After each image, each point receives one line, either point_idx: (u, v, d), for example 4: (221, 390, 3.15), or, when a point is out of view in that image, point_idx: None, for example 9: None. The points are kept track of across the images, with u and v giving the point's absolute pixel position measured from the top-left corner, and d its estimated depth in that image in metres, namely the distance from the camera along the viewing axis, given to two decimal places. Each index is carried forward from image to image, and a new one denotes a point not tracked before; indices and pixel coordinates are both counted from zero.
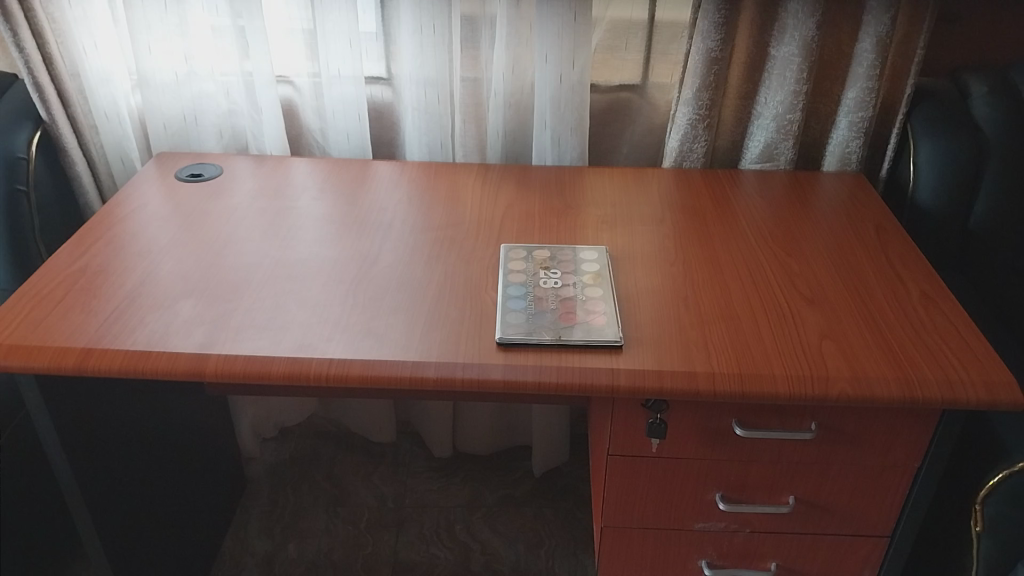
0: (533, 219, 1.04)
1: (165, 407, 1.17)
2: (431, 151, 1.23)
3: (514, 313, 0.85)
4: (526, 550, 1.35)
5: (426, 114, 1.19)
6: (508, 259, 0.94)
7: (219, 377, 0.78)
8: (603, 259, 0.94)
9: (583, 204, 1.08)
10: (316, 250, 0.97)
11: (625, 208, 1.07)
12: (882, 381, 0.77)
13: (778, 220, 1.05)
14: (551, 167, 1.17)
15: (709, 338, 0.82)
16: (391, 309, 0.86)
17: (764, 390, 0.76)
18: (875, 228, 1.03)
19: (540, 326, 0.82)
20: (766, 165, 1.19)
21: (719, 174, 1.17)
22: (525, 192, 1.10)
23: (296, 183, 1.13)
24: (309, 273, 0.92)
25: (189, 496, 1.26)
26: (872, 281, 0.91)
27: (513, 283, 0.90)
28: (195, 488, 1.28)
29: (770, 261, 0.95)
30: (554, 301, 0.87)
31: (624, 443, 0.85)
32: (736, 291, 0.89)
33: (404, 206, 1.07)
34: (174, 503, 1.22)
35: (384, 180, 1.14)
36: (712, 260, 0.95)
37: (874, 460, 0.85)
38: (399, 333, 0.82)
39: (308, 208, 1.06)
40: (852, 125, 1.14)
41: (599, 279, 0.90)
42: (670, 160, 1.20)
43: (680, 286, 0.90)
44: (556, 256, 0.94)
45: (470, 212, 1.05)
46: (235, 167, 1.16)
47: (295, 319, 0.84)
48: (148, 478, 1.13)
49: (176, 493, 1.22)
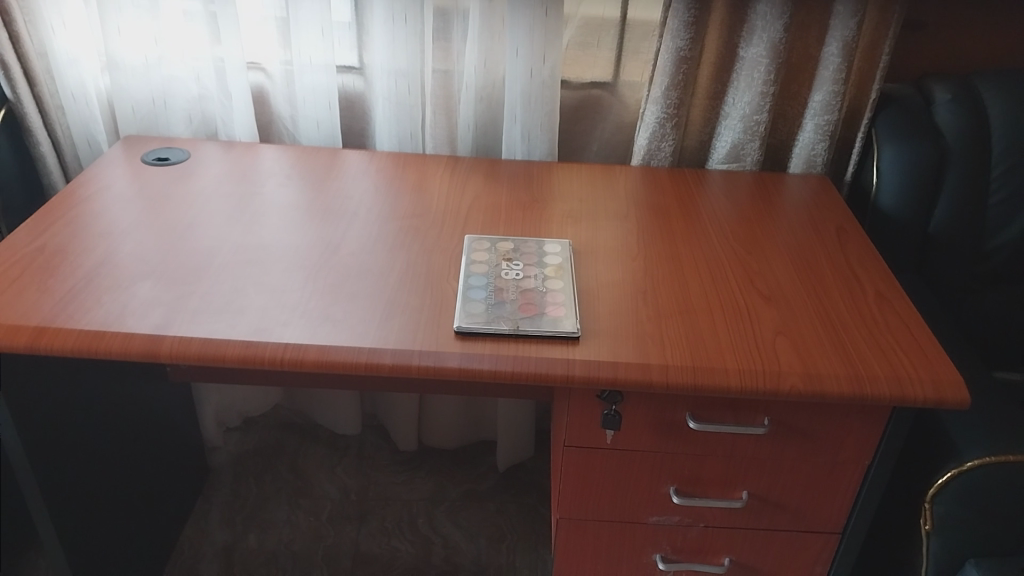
0: (498, 211, 1.04)
1: (126, 393, 1.16)
2: (401, 142, 1.23)
3: (475, 303, 0.85)
4: (487, 545, 1.36)
5: (397, 105, 1.19)
6: (471, 250, 0.94)
7: (173, 359, 0.78)
8: (565, 252, 0.94)
9: (549, 198, 1.08)
10: (279, 236, 0.97)
11: (591, 204, 1.08)
12: (831, 377, 0.78)
13: (742, 220, 1.06)
14: (520, 162, 1.18)
15: (665, 331, 0.83)
16: (351, 296, 0.86)
17: (715, 384, 0.77)
18: (836, 229, 1.04)
19: (500, 317, 0.83)
20: (732, 165, 1.20)
21: (687, 173, 1.18)
22: (492, 186, 1.11)
23: (264, 169, 1.13)
24: (272, 258, 0.92)
25: (148, 484, 1.26)
26: (829, 279, 0.93)
27: (474, 274, 0.90)
28: (156, 476, 1.28)
29: (731, 257, 0.96)
30: (514, 292, 0.87)
31: (579, 435, 0.86)
32: (694, 286, 0.90)
33: (371, 196, 1.07)
34: (132, 492, 1.21)
35: (352, 171, 1.14)
36: (672, 255, 0.96)
37: (825, 457, 0.87)
38: (357, 319, 0.83)
39: (274, 195, 1.06)
40: (818, 128, 1.16)
41: (560, 272, 0.91)
42: (638, 158, 1.21)
43: (639, 280, 0.91)
44: (518, 247, 0.95)
45: (436, 203, 1.06)
46: (202, 153, 1.16)
47: (256, 302, 0.84)
48: (105, 464, 1.12)
49: (134, 479, 1.21)
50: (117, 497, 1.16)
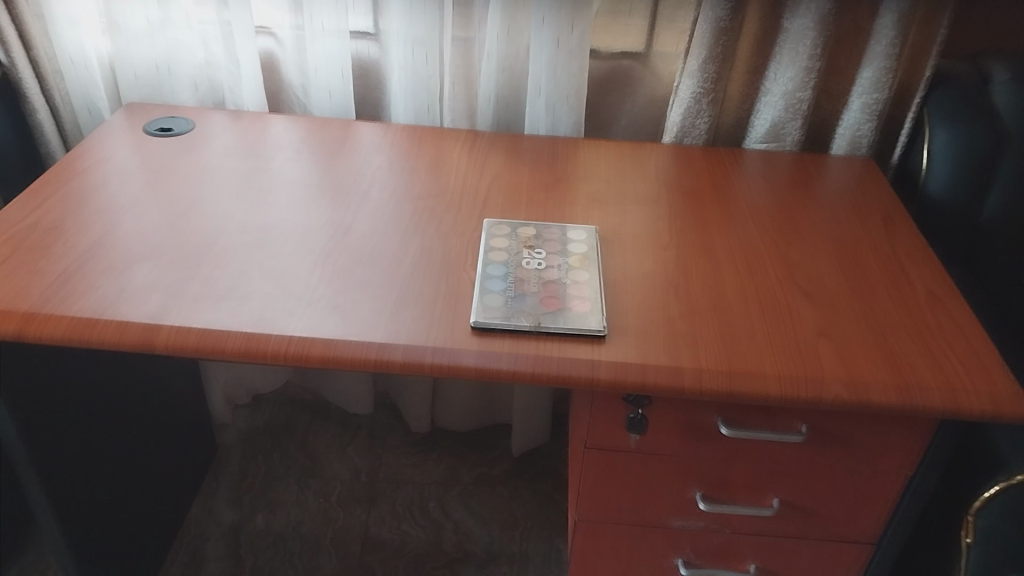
0: (520, 192, 0.98)
1: (131, 373, 1.12)
2: (417, 115, 1.16)
3: (494, 295, 0.79)
4: (499, 532, 1.32)
5: (413, 75, 1.12)
6: (490, 236, 0.88)
7: (169, 351, 0.73)
8: (590, 240, 0.88)
9: (575, 179, 1.02)
10: (286, 215, 0.91)
11: (619, 186, 1.01)
12: (879, 385, 0.71)
13: (779, 207, 0.99)
14: (543, 138, 1.12)
15: (698, 329, 0.76)
16: (361, 284, 0.80)
17: (752, 391, 0.71)
18: (883, 219, 0.97)
19: (520, 312, 0.77)
20: (771, 146, 1.13)
21: (721, 152, 1.12)
22: (514, 165, 1.04)
23: (273, 141, 1.08)
24: (279, 240, 0.87)
25: (154, 461, 1.22)
26: (876, 275, 0.85)
27: (493, 262, 0.84)
28: (161, 453, 1.25)
29: (767, 248, 0.89)
30: (536, 284, 0.81)
31: (602, 438, 0.80)
32: (729, 280, 0.83)
33: (385, 173, 1.01)
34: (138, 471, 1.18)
35: (365, 147, 1.08)
36: (704, 246, 0.89)
37: (865, 467, 0.80)
38: (366, 311, 0.77)
39: (282, 170, 1.00)
40: (866, 107, 1.08)
41: (585, 263, 0.85)
42: (670, 135, 1.14)
43: (670, 273, 0.84)
44: (541, 234, 0.89)
45: (453, 182, 1.00)
46: (207, 123, 1.10)
47: (260, 289, 0.79)
48: (107, 442, 1.09)
49: (137, 457, 1.17)
50: (120, 474, 1.13)
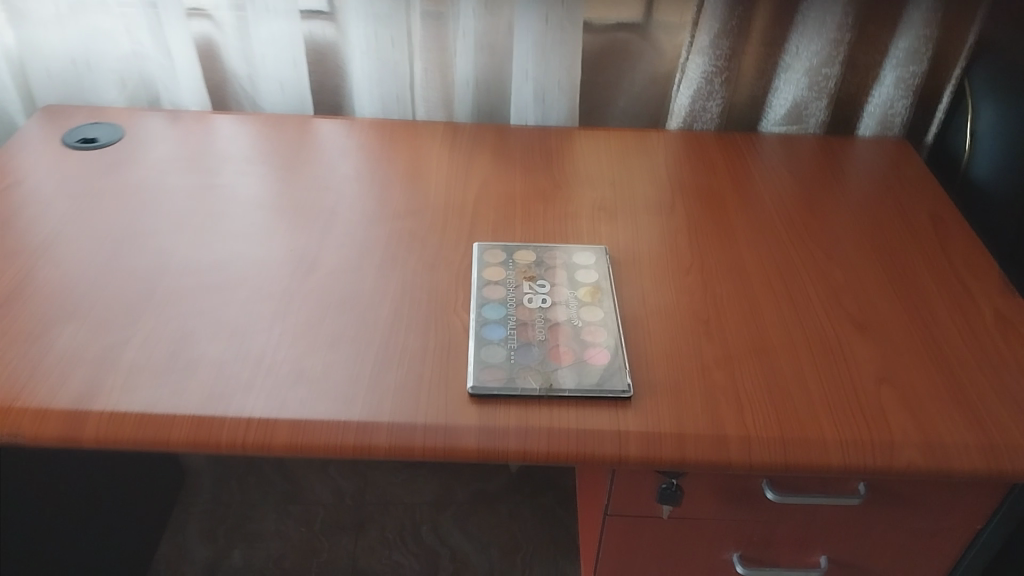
0: (513, 203, 0.84)
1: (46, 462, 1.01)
2: (386, 106, 1.01)
3: (494, 346, 0.66)
4: (500, 557, 1.21)
5: (377, 61, 0.97)
6: (484, 265, 0.74)
7: (99, 444, 0.60)
8: (601, 267, 0.75)
9: (575, 183, 0.88)
10: (238, 247, 0.76)
11: (626, 191, 0.87)
12: (958, 447, 0.60)
13: (812, 209, 0.87)
14: (533, 130, 0.98)
15: (739, 382, 0.65)
16: (333, 340, 0.67)
17: (811, 462, 0.60)
18: (931, 220, 0.85)
19: (527, 369, 0.64)
20: (792, 128, 1.00)
21: (737, 138, 0.98)
22: (504, 167, 0.91)
23: (220, 147, 0.92)
24: (231, 284, 0.72)
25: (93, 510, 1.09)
26: (935, 298, 0.74)
27: (489, 301, 0.70)
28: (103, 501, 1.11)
29: (806, 267, 0.77)
30: (542, 329, 0.68)
31: (627, 506, 0.68)
32: (767, 314, 0.72)
33: (354, 184, 0.86)
34: (69, 513, 1.05)
35: (329, 150, 0.92)
36: (734, 268, 0.77)
37: (929, 523, 0.69)
38: (340, 377, 0.63)
39: (233, 186, 0.85)
40: (900, 82, 0.95)
41: (597, 297, 0.72)
42: (677, 120, 1.01)
43: (698, 305, 0.72)
44: (542, 259, 0.75)
45: (433, 194, 0.86)
46: (141, 129, 0.94)
47: (208, 355, 0.65)
48: (16, 493, 0.95)
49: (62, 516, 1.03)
50: (42, 537, 1.00)
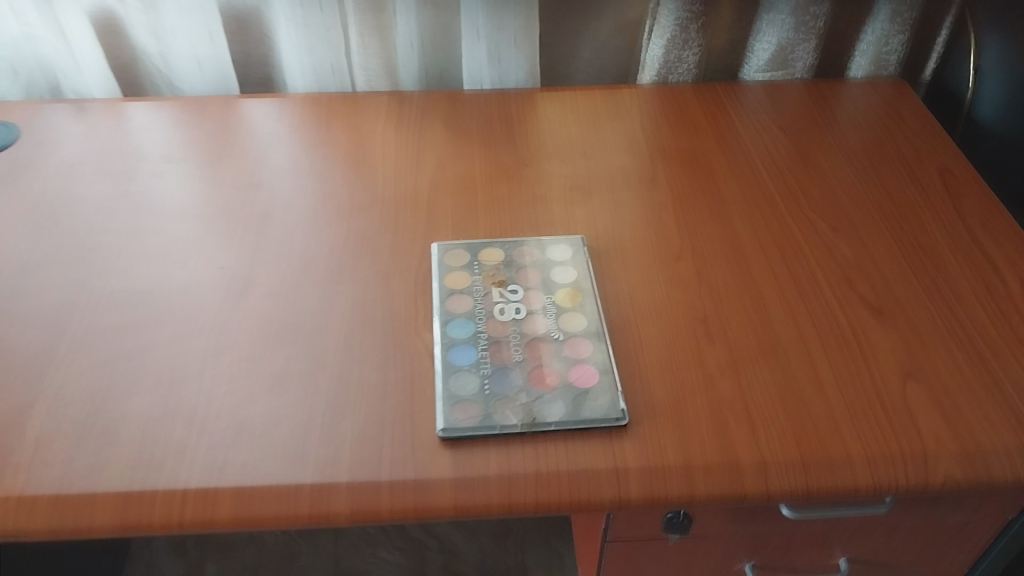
0: (474, 188, 0.74)
1: None
2: (321, 79, 0.89)
3: (465, 373, 0.57)
4: (490, 544, 1.15)
5: (304, 26, 0.85)
6: (447, 270, 0.65)
7: (8, 535, 0.50)
8: (580, 263, 0.66)
9: (542, 156, 0.78)
10: (159, 267, 0.65)
11: (601, 162, 0.78)
12: (1001, 453, 0.54)
13: (810, 170, 0.78)
14: (490, 94, 0.87)
15: (749, 395, 0.57)
16: (277, 380, 0.57)
17: (838, 485, 0.53)
18: (939, 174, 0.77)
19: (505, 401, 0.55)
20: (777, 74, 0.92)
21: (717, 88, 0.88)
22: (462, 144, 0.79)
23: (134, 138, 0.79)
24: (152, 314, 0.61)
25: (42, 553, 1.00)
26: (954, 273, 0.67)
27: (455, 316, 0.61)
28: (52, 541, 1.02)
29: (810, 244, 0.69)
30: (519, 347, 0.59)
31: (629, 531, 0.61)
32: (773, 305, 0.64)
33: (291, 176, 0.75)
34: (8, 547, 0.95)
35: (259, 135, 0.81)
36: (730, 250, 0.69)
37: (959, 518, 0.63)
38: (288, 427, 0.54)
39: (148, 188, 0.73)
40: (897, 17, 0.87)
41: (578, 301, 0.63)
42: (651, 73, 0.91)
43: (694, 300, 0.64)
44: (512, 259, 0.66)
45: (383, 182, 0.74)
46: (37, 125, 0.81)
47: (130, 412, 0.55)
48: None
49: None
50: None
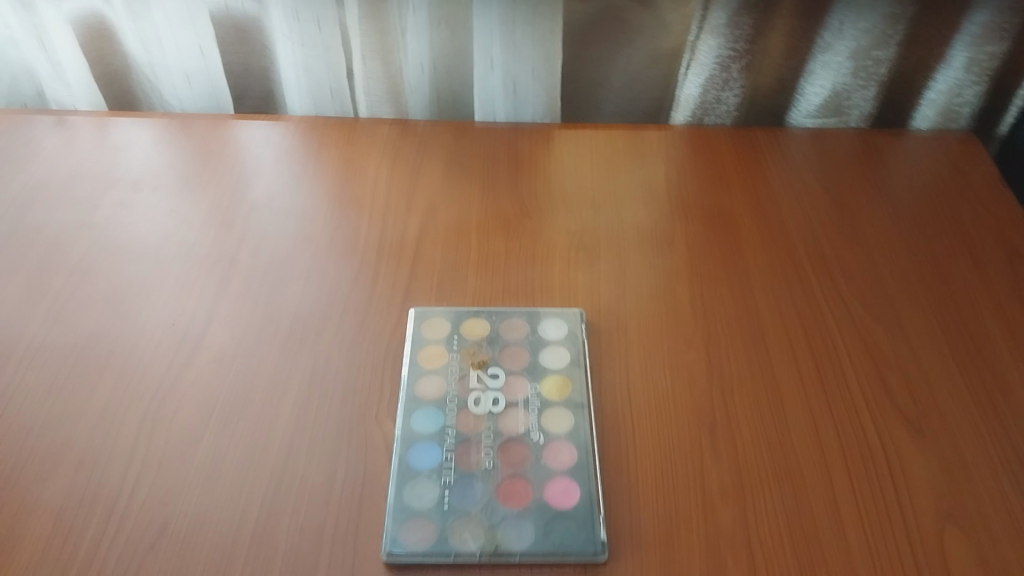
0: (468, 239, 0.66)
1: None
2: (319, 102, 0.82)
3: (423, 479, 0.49)
4: None
5: (300, 44, 0.78)
6: (422, 343, 0.57)
7: None
8: (574, 345, 0.57)
9: (549, 207, 0.69)
10: (105, 318, 0.59)
11: (615, 216, 0.69)
12: None
13: (853, 238, 0.68)
14: (501, 127, 0.78)
15: (755, 529, 0.48)
16: (212, 468, 0.50)
17: None
18: (1007, 255, 0.66)
19: (464, 521, 0.47)
20: (829, 121, 0.84)
21: (757, 133, 0.78)
22: (462, 186, 0.71)
23: (109, 160, 0.73)
24: (90, 375, 0.55)
25: None
26: (1016, 385, 0.56)
27: (425, 403, 0.54)
28: None
29: (845, 333, 0.59)
30: (491, 448, 0.51)
31: None
32: (793, 410, 0.54)
33: (267, 214, 0.68)
34: None
35: (246, 163, 0.73)
36: (750, 334, 0.59)
37: None
38: (217, 529, 0.47)
39: (111, 223, 0.67)
40: (971, 65, 0.79)
41: (566, 394, 0.54)
42: (685, 112, 0.83)
43: (702, 396, 0.55)
44: (498, 334, 0.58)
45: (368, 226, 0.66)
46: (9, 141, 0.75)
47: (45, 496, 0.48)
48: None
49: None
50: None
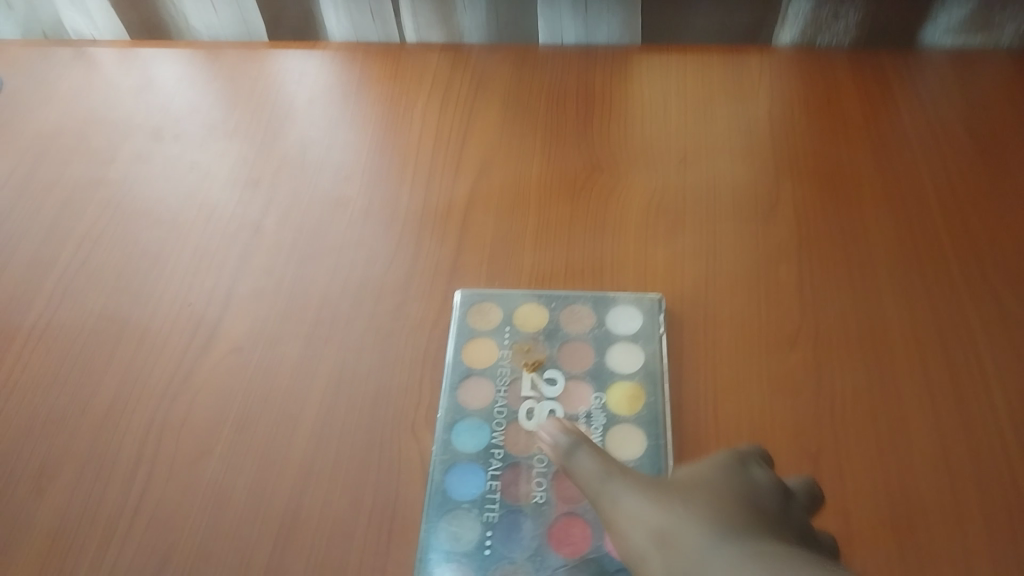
0: (525, 202, 0.56)
1: None
2: (362, 26, 0.72)
3: (463, 514, 0.42)
4: None
5: None
6: (468, 336, 0.49)
7: None
8: (649, 343, 0.48)
9: (625, 159, 0.58)
10: (114, 295, 0.53)
11: (703, 172, 0.57)
12: None
13: (1004, 199, 0.54)
14: (572, 52, 0.66)
15: None
16: (225, 488, 0.44)
17: None
18: None
19: (508, 571, 0.40)
20: (977, 40, 0.67)
21: (886, 58, 0.64)
22: (522, 132, 0.60)
23: (129, 100, 0.65)
24: (95, 367, 0.49)
25: None
26: None
27: (470, 413, 0.46)
28: None
29: (990, 331, 0.48)
30: (545, 478, 0.43)
31: None
32: (920, 434, 0.44)
33: (298, 169, 0.60)
34: None
35: (277, 101, 0.64)
36: (869, 331, 0.48)
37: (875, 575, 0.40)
38: (226, 562, 0.42)
39: (128, 179, 0.60)
40: None
41: (637, 409, 0.45)
42: (794, 32, 0.68)
43: (805, 415, 0.45)
44: (557, 326, 0.49)
45: (410, 187, 0.58)
46: (20, 81, 0.67)
47: (42, 512, 0.44)
48: None
49: None
50: None
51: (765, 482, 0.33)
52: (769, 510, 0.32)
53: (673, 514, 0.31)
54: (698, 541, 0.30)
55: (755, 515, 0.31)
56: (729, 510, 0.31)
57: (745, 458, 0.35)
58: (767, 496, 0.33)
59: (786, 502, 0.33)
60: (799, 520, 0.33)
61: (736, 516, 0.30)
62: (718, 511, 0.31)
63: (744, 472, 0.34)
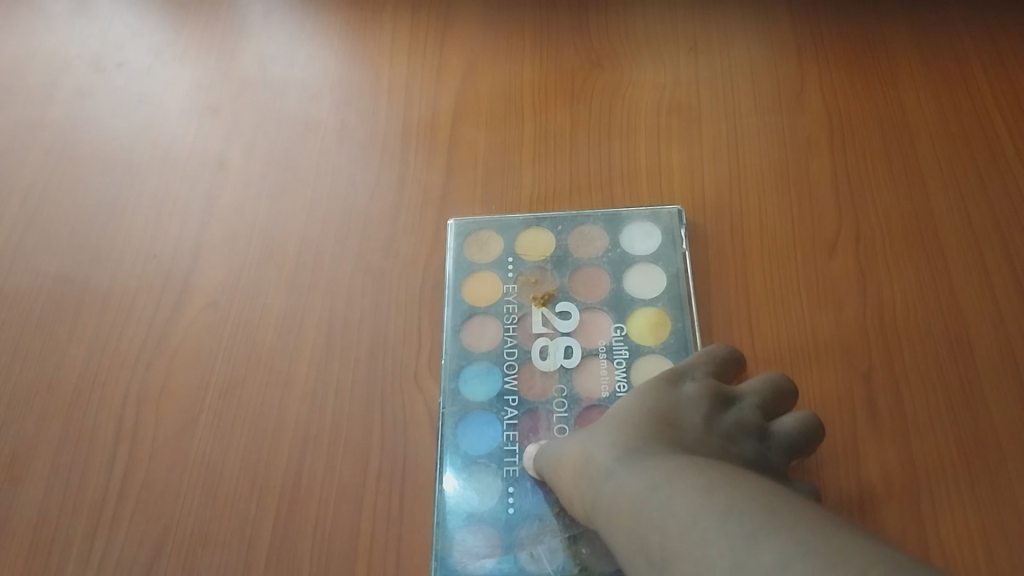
0: (519, 110, 0.50)
1: None
2: None
3: (482, 470, 0.38)
4: None
5: None
6: (468, 270, 0.44)
7: None
8: (669, 261, 0.43)
9: (628, 51, 0.51)
10: (73, 253, 0.47)
11: (716, 59, 0.50)
12: None
13: None
14: None
15: (935, 524, 0.36)
16: (216, 460, 0.40)
17: None
18: None
19: (536, 529, 0.37)
20: None
21: None
22: (509, 28, 0.53)
23: (63, 26, 0.58)
24: (58, 338, 0.45)
25: None
26: None
27: (478, 356, 0.41)
28: None
29: None
30: (567, 423, 0.39)
31: None
32: (979, 340, 0.40)
33: (260, 91, 0.53)
34: None
35: (228, 16, 0.57)
36: (915, 229, 0.43)
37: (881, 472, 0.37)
38: (226, 541, 0.38)
39: (70, 119, 0.53)
40: None
41: (663, 337, 0.40)
42: None
43: (849, 331, 0.41)
44: (566, 250, 0.44)
45: (388, 102, 0.51)
46: None
47: (18, 505, 0.40)
48: None
49: None
50: None
51: (686, 396, 0.34)
52: (687, 424, 0.33)
53: (586, 439, 0.33)
54: (601, 458, 0.31)
55: (665, 430, 0.32)
56: (636, 427, 0.32)
57: (679, 374, 0.36)
58: (690, 410, 0.34)
59: (713, 413, 0.34)
60: (722, 430, 0.34)
61: (641, 433, 0.32)
62: (627, 430, 0.32)
63: (670, 389, 0.35)
